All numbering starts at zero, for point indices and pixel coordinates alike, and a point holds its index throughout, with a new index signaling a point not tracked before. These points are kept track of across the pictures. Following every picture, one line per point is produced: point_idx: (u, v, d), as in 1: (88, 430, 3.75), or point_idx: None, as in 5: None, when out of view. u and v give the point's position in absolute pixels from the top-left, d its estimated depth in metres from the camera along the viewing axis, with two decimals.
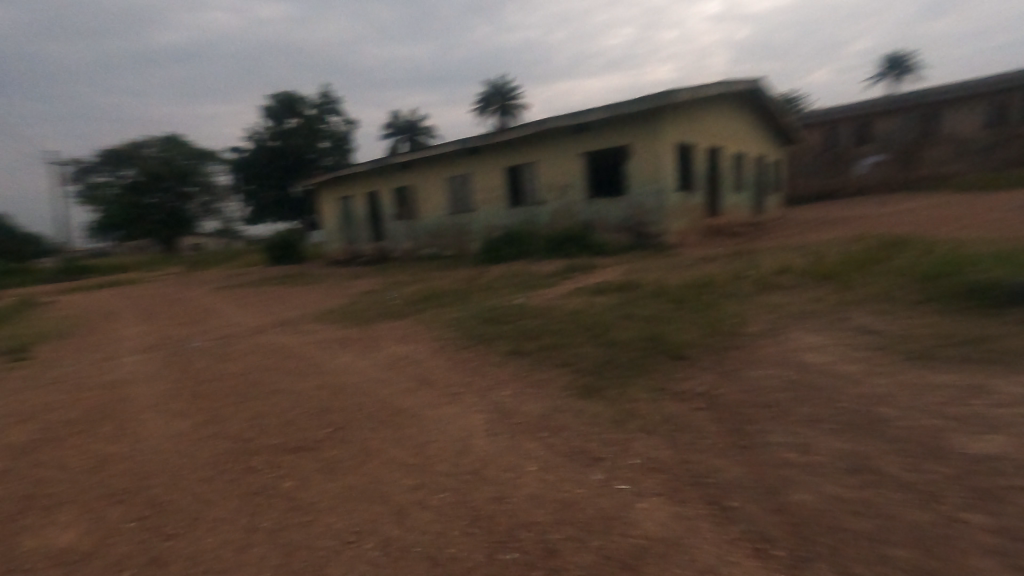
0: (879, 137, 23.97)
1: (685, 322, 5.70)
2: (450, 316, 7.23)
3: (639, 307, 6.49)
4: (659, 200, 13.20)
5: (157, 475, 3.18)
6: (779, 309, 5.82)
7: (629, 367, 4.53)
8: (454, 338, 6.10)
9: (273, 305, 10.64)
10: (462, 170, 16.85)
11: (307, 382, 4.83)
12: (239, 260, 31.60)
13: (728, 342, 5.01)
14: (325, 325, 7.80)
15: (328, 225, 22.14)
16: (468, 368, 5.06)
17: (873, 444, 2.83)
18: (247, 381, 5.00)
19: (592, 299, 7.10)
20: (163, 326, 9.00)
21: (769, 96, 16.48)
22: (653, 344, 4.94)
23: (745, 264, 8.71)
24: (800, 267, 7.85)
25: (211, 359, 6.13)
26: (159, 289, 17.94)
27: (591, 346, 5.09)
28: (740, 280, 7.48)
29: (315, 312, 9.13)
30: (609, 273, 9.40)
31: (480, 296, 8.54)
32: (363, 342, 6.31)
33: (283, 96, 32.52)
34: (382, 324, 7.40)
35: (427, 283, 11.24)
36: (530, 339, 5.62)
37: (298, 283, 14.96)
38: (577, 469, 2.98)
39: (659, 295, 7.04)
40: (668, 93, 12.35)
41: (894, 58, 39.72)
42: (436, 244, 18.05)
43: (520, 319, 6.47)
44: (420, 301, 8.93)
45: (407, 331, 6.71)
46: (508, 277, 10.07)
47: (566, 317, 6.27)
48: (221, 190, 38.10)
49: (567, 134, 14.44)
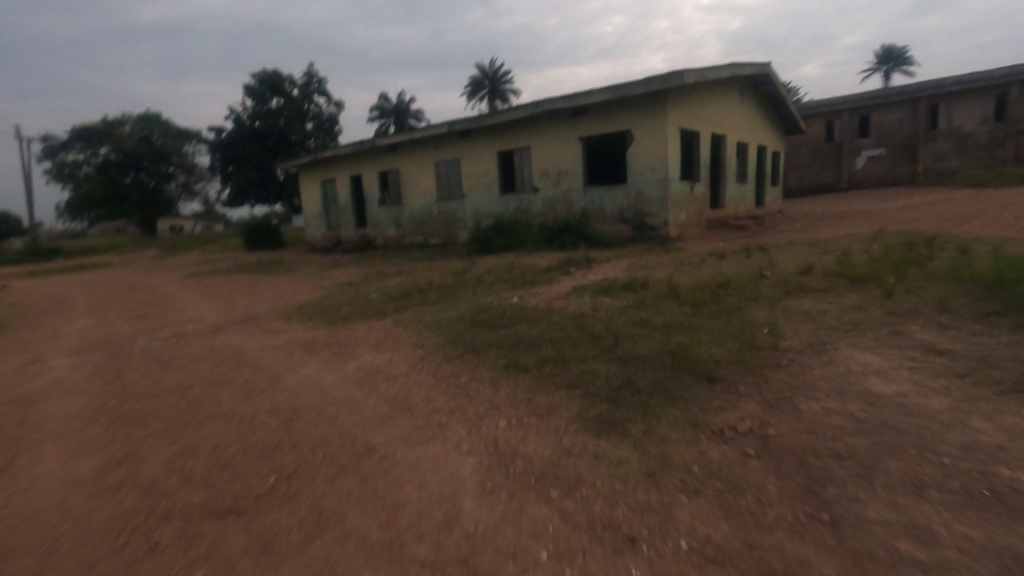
0: (877, 130, 22.70)
1: (710, 332, 4.90)
2: (436, 317, 6.36)
3: (652, 311, 5.69)
4: (660, 189, 12.38)
5: (22, 557, 2.31)
6: (816, 319, 5.04)
7: (651, 391, 3.72)
8: (439, 346, 5.24)
9: (241, 297, 9.67)
10: (451, 154, 15.87)
11: (259, 403, 3.95)
12: (216, 244, 30.33)
13: (767, 359, 4.22)
14: (293, 325, 6.88)
15: (309, 210, 21.06)
16: (456, 387, 4.20)
17: (1014, 534, 2.08)
18: (187, 400, 4.11)
19: (597, 301, 6.27)
20: (111, 321, 8.00)
21: (776, 83, 15.67)
22: (678, 361, 4.14)
23: (761, 262, 7.92)
24: (824, 268, 7.10)
25: (151, 366, 5.19)
26: (125, 275, 16.81)
27: (604, 361, 4.28)
28: (761, 281, 6.69)
29: (284, 308, 8.19)
30: (611, 268, 8.60)
31: (469, 293, 7.66)
32: (332, 348, 5.41)
33: (265, 74, 31.09)
34: (358, 324, 6.50)
35: (411, 275, 10.33)
36: (529, 350, 4.79)
37: (274, 272, 13.97)
38: (606, 561, 2.18)
39: (672, 298, 6.25)
40: (673, 75, 11.48)
41: (887, 50, 39.16)
42: (422, 232, 17.11)
43: (516, 324, 5.62)
44: (403, 296, 8.07)
45: (386, 336, 5.82)
46: (499, 271, 9.23)
47: (569, 322, 5.44)
48: (200, 171, 36.60)
49: (564, 118, 13.52)
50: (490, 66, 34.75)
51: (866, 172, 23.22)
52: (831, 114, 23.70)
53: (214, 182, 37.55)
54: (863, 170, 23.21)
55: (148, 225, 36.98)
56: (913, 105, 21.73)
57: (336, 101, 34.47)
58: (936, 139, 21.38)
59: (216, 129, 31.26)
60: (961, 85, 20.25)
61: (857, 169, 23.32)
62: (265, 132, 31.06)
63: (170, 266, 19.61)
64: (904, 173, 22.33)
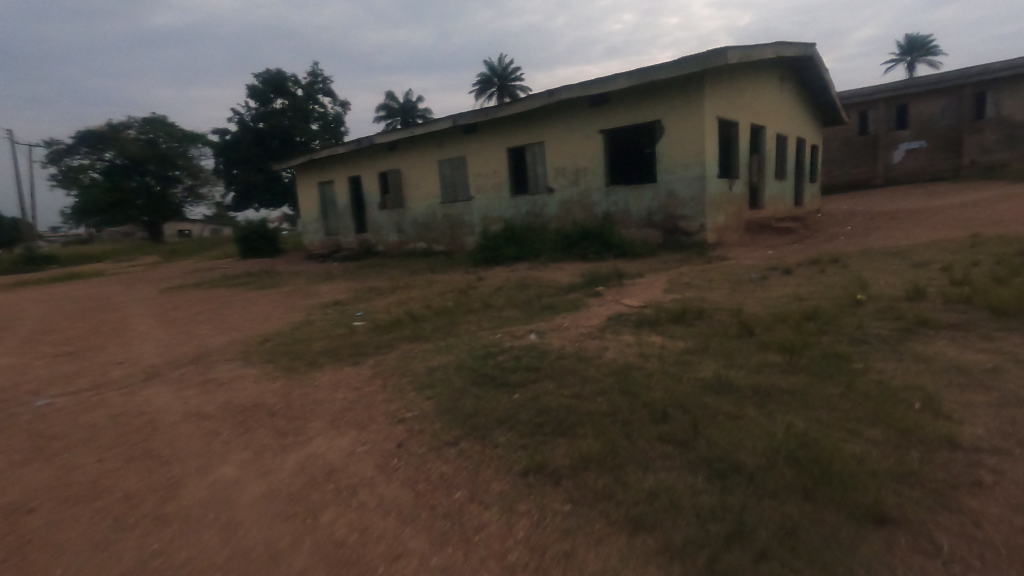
0: (916, 121, 20.78)
1: (831, 406, 3.24)
2: (427, 365, 4.74)
3: (727, 365, 4.03)
4: (695, 189, 10.72)
5: None
6: (988, 382, 3.37)
7: (789, 558, 2.11)
8: (425, 421, 3.63)
9: (204, 323, 8.16)
10: (456, 152, 14.30)
11: (114, 563, 2.40)
12: (213, 250, 28.93)
13: (956, 470, 2.57)
14: (245, 372, 5.30)
15: (307, 214, 19.59)
16: (445, 521, 2.59)
17: None
18: (10, 548, 2.56)
19: (644, 341, 4.66)
20: (32, 360, 6.47)
21: (819, 68, 13.91)
22: (814, 479, 2.49)
23: (842, 280, 6.22)
24: (938, 290, 5.43)
25: (18, 452, 3.67)
26: (102, 288, 15.38)
27: (684, 474, 2.67)
28: (860, 312, 5.03)
29: (247, 342, 6.63)
30: (647, 287, 7.01)
31: (472, 325, 6.04)
32: (277, 422, 3.83)
33: (269, 74, 29.87)
34: (325, 373, 4.94)
35: (406, 294, 8.77)
36: (560, 440, 3.16)
37: (259, 285, 12.52)
38: None
39: (747, 341, 4.60)
40: (713, 55, 9.79)
41: (912, 41, 36.93)
42: (425, 238, 15.56)
43: (535, 383, 3.99)
44: (392, 325, 6.49)
45: (355, 398, 4.21)
46: (511, 290, 7.66)
47: (613, 383, 3.80)
48: (205, 175, 35.42)
49: (583, 109, 11.89)
50: (499, 63, 33.21)
51: (903, 166, 21.28)
52: (864, 104, 21.78)
53: (218, 185, 36.32)
54: (901, 164, 21.28)
55: (153, 231, 35.87)
56: (957, 92, 19.81)
57: (341, 101, 33.17)
58: (982, 129, 19.41)
59: (217, 132, 29.97)
60: (1012, 70, 18.28)
61: (893, 163, 21.40)
62: (267, 133, 29.73)
63: (158, 275, 18.21)
64: (945, 167, 20.37)
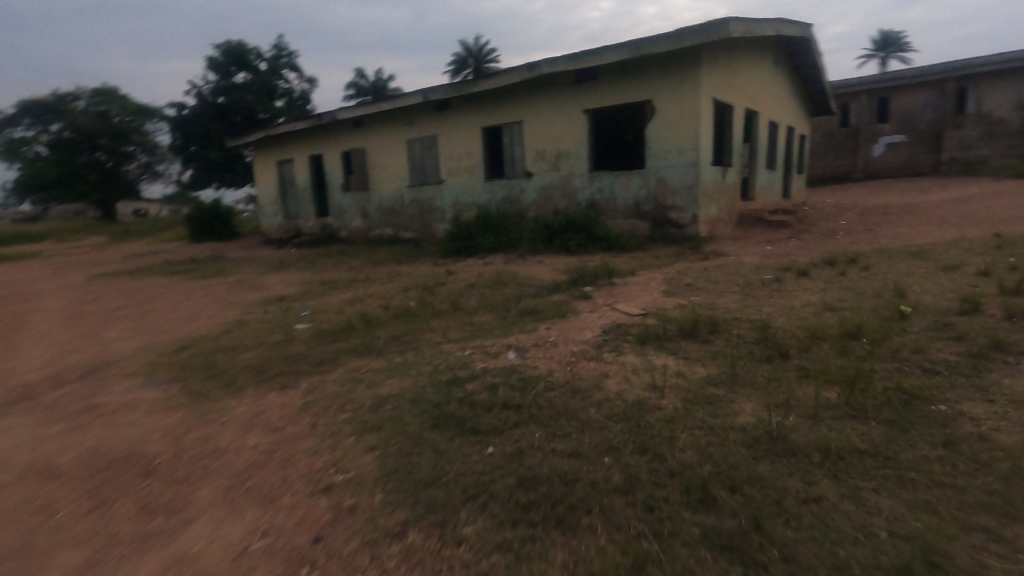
0: (897, 115, 20.24)
1: (938, 481, 2.30)
2: (374, 395, 3.62)
3: (768, 405, 3.06)
4: (689, 176, 9.75)
5: None
6: None
7: None
8: (362, 493, 2.54)
9: (121, 322, 6.86)
10: (427, 130, 13.04)
11: None
12: (165, 232, 26.93)
13: None
14: (141, 396, 4.11)
15: (265, 196, 18.04)
16: None
17: None
18: None
19: (655, 367, 3.64)
20: None
21: (815, 53, 13.08)
22: None
23: (872, 286, 5.33)
24: (992, 301, 4.55)
25: None
26: (26, 273, 13.66)
27: None
28: (911, 329, 4.11)
29: (160, 349, 5.40)
30: (643, 288, 6.01)
31: (437, 334, 4.92)
32: (151, 488, 2.70)
33: (230, 45, 27.80)
34: (240, 404, 3.76)
35: (364, 291, 7.59)
36: (554, 538, 2.13)
37: (202, 274, 11.13)
38: None
39: (783, 367, 3.62)
40: (716, 27, 8.77)
41: (885, 37, 36.70)
42: (392, 224, 14.29)
43: (518, 429, 2.94)
44: (338, 333, 5.32)
45: (272, 445, 3.09)
46: (485, 288, 6.58)
47: (624, 435, 2.77)
48: (163, 150, 32.93)
49: (567, 85, 10.78)
50: (474, 43, 31.65)
51: (883, 160, 20.78)
52: (847, 96, 21.12)
53: (176, 162, 33.97)
54: (881, 158, 20.78)
55: (105, 210, 33.37)
56: (939, 86, 19.30)
57: (309, 77, 31.31)
58: (963, 124, 18.97)
59: (172, 104, 27.77)
60: (996, 65, 17.79)
61: (874, 157, 20.88)
62: (226, 107, 27.71)
63: (99, 260, 16.47)
64: (925, 162, 19.94)
